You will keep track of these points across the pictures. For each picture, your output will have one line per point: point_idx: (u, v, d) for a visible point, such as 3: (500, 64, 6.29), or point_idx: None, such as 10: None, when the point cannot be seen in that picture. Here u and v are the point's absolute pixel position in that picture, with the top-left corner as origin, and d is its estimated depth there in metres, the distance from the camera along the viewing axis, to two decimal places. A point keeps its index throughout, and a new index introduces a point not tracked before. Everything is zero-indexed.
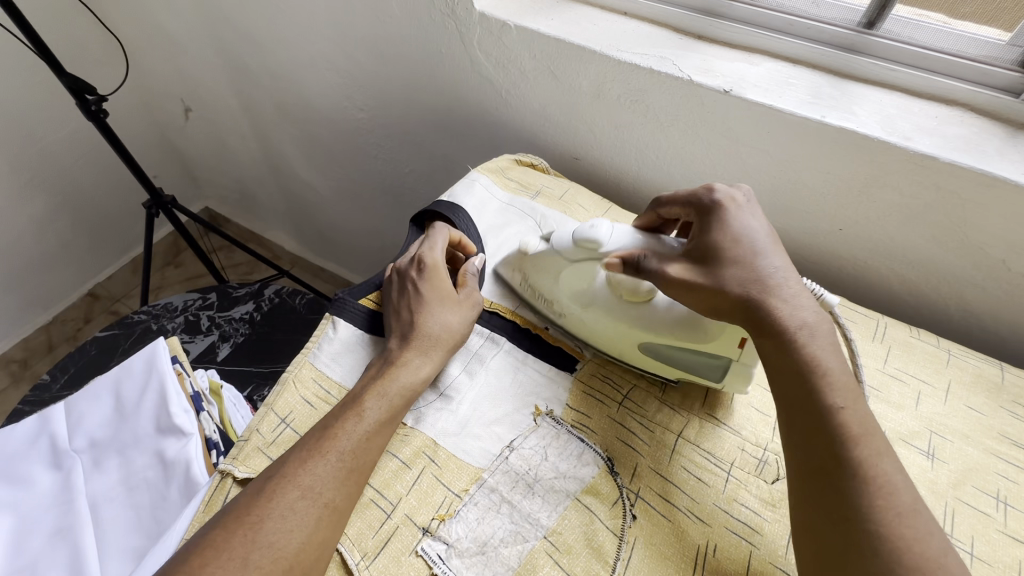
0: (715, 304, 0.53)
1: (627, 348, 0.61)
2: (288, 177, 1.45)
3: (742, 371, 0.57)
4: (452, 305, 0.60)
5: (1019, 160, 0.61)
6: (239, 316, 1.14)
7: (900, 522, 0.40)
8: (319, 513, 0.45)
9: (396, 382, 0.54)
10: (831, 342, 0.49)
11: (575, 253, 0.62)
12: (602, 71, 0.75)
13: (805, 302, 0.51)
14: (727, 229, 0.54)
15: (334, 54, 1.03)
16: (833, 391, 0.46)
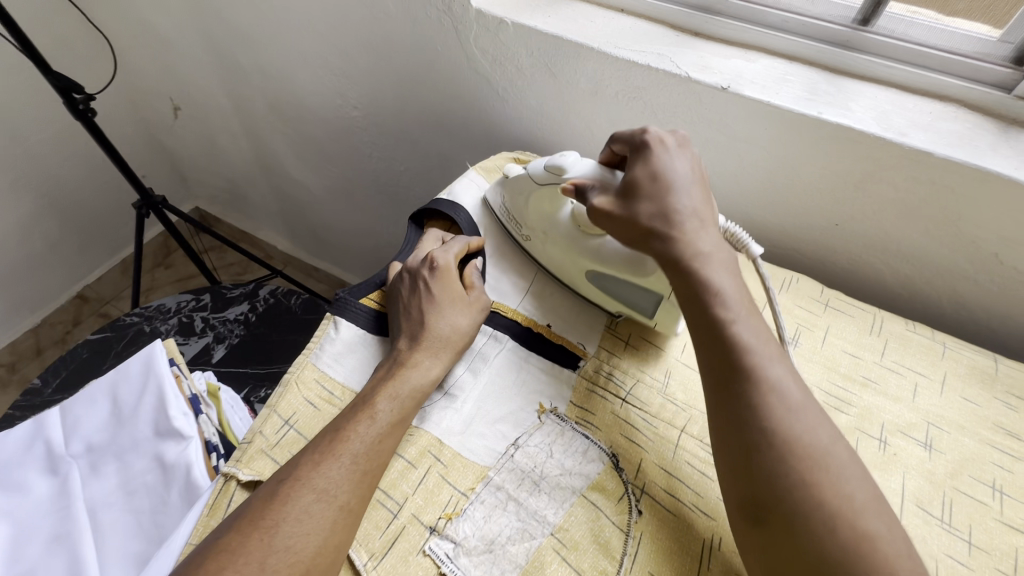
0: (631, 239, 0.55)
1: (575, 273, 0.68)
2: (280, 176, 1.44)
3: (673, 310, 0.62)
4: (461, 307, 0.60)
5: (1011, 155, 0.62)
6: (233, 317, 1.13)
7: (788, 420, 0.44)
8: (334, 515, 0.45)
9: (406, 382, 0.54)
10: (733, 272, 0.52)
11: (543, 179, 0.65)
12: (600, 68, 0.75)
13: (706, 235, 0.53)
14: (651, 167, 0.55)
15: (327, 52, 1.02)
16: (724, 305, 0.50)
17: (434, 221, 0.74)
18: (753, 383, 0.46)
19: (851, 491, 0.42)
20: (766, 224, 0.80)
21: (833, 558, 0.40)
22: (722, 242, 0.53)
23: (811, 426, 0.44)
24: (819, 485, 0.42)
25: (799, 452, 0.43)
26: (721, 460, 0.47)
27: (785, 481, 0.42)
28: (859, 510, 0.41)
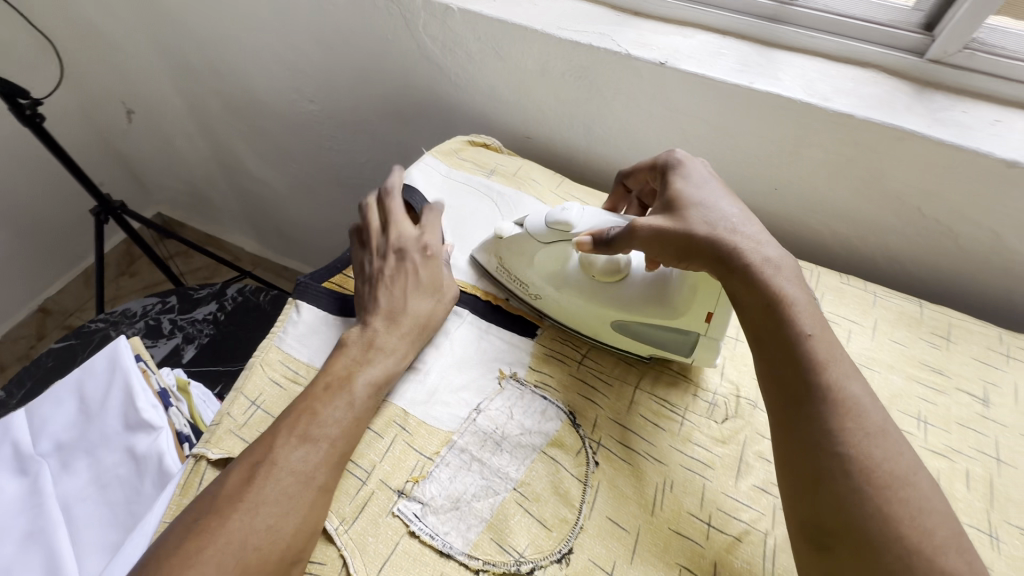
0: (686, 248, 0.53)
1: (597, 325, 0.64)
2: (242, 175, 1.43)
3: (712, 344, 0.59)
4: (428, 279, 0.63)
5: (924, 114, 0.67)
6: (202, 317, 1.13)
7: (868, 445, 0.42)
8: (310, 495, 0.48)
9: (378, 364, 0.56)
10: (796, 279, 0.51)
11: (548, 236, 0.63)
12: (545, 50, 0.78)
13: (768, 241, 0.53)
14: (690, 181, 0.57)
15: (279, 47, 1.02)
16: (798, 319, 0.48)
17: None
18: (827, 403, 0.44)
19: (930, 524, 0.40)
20: None
21: None
22: (784, 251, 0.52)
23: (889, 454, 0.42)
24: (896, 512, 0.40)
25: (879, 478, 0.41)
26: (784, 479, 0.46)
27: (859, 507, 0.40)
28: (938, 544, 0.39)
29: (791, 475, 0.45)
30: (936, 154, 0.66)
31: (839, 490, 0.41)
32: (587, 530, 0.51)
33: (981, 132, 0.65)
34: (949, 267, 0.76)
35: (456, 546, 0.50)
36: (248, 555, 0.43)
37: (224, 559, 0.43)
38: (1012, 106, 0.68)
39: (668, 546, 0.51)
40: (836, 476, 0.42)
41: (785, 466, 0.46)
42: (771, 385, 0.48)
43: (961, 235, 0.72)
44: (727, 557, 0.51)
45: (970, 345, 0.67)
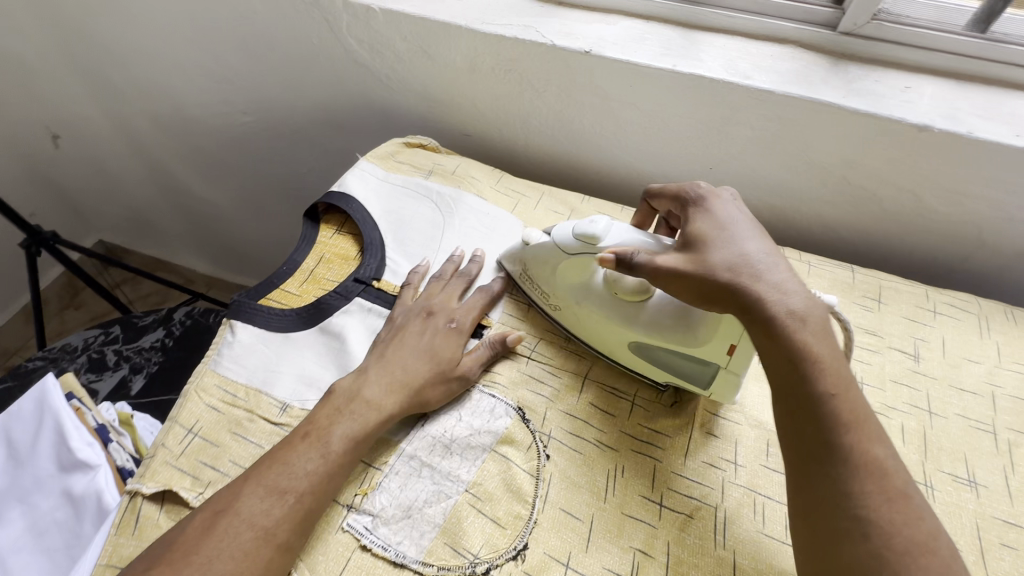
0: (703, 288, 0.51)
1: (617, 345, 0.61)
2: (182, 194, 1.37)
3: (731, 379, 0.56)
4: (440, 356, 0.58)
5: (841, 86, 0.69)
6: (149, 345, 1.09)
7: (891, 511, 0.40)
8: (267, 553, 0.45)
9: (361, 420, 0.52)
10: (823, 331, 0.47)
11: (575, 249, 0.60)
12: (472, 45, 0.77)
13: (794, 288, 0.49)
14: (713, 218, 0.55)
15: (204, 59, 0.99)
16: (821, 376, 0.45)
17: (329, 216, 0.75)
18: (846, 461, 0.42)
19: None
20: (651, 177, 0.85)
21: None
22: (811, 298, 0.49)
23: (910, 520, 0.40)
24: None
25: (899, 547, 0.39)
26: (798, 530, 0.44)
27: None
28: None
29: (812, 533, 0.42)
30: (854, 124, 0.68)
31: (854, 555, 0.39)
32: (541, 523, 0.51)
33: (894, 100, 0.68)
34: (877, 232, 0.79)
35: (409, 555, 0.49)
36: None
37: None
38: (921, 72, 0.71)
39: (622, 531, 0.51)
40: (857, 539, 0.40)
41: (803, 519, 0.43)
42: (789, 441, 0.46)
43: (886, 200, 0.75)
44: (680, 535, 0.52)
45: (900, 305, 0.70)
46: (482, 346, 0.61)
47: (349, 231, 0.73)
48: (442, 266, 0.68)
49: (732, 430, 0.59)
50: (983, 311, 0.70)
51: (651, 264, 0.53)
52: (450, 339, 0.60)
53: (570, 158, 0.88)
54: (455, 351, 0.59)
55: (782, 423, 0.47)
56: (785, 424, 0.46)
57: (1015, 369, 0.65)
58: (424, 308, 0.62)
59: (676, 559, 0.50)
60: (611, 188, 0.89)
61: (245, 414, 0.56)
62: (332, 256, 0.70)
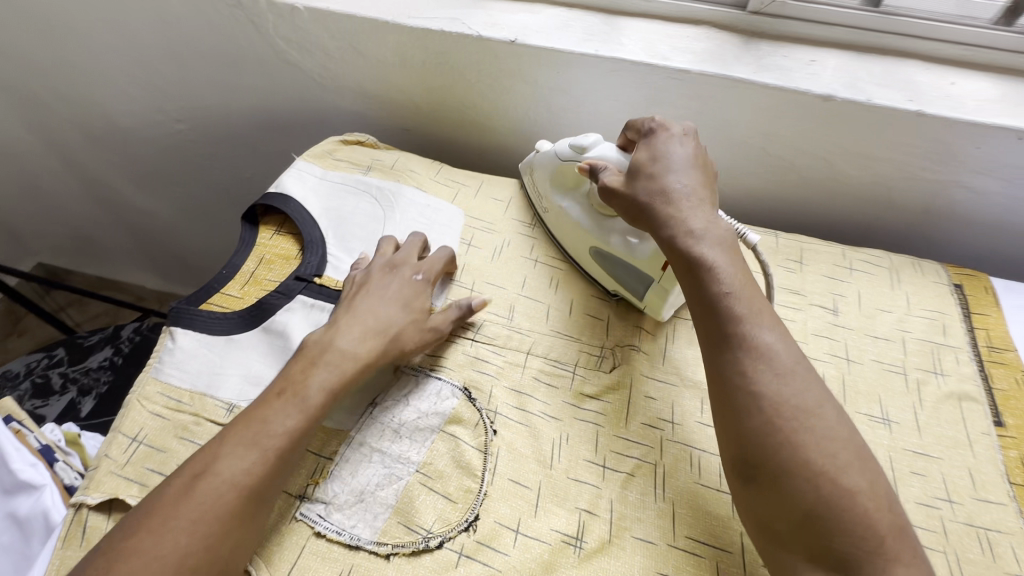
0: (634, 212, 0.58)
1: (582, 249, 0.71)
2: (122, 209, 1.33)
3: (661, 295, 0.64)
4: (409, 307, 0.62)
5: (752, 63, 0.73)
6: (97, 365, 1.06)
7: (783, 387, 0.46)
8: (249, 506, 0.47)
9: (339, 372, 0.55)
10: (728, 248, 0.53)
11: (567, 157, 0.70)
12: (401, 40, 0.78)
13: (700, 210, 0.55)
14: (653, 150, 0.60)
15: (131, 68, 0.96)
16: (718, 280, 0.51)
17: (267, 217, 0.75)
18: (750, 351, 0.48)
19: (830, 450, 0.44)
20: None
21: (808, 504, 0.42)
22: (717, 218, 0.55)
23: (803, 391, 0.46)
24: (799, 440, 0.44)
25: (790, 411, 0.45)
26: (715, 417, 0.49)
27: (774, 438, 0.44)
28: (840, 466, 0.43)
29: (722, 413, 0.48)
30: (767, 98, 0.73)
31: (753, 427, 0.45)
32: (491, 495, 0.54)
33: (800, 73, 0.72)
34: (799, 198, 0.84)
35: (364, 537, 0.51)
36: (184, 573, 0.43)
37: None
38: (826, 46, 0.76)
39: (568, 494, 0.54)
40: (755, 412, 0.46)
41: (713, 402, 0.49)
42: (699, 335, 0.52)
43: (803, 168, 0.80)
44: (623, 492, 0.55)
45: (821, 264, 0.75)
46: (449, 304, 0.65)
47: (289, 231, 0.73)
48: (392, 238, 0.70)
49: (669, 392, 0.62)
50: (893, 265, 0.76)
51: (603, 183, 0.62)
52: (418, 293, 0.64)
53: (509, 147, 0.90)
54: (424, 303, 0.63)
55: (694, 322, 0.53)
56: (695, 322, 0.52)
57: (922, 315, 0.71)
58: (388, 266, 0.65)
59: (619, 515, 0.53)
60: None
61: (191, 418, 0.56)
62: (272, 257, 0.70)
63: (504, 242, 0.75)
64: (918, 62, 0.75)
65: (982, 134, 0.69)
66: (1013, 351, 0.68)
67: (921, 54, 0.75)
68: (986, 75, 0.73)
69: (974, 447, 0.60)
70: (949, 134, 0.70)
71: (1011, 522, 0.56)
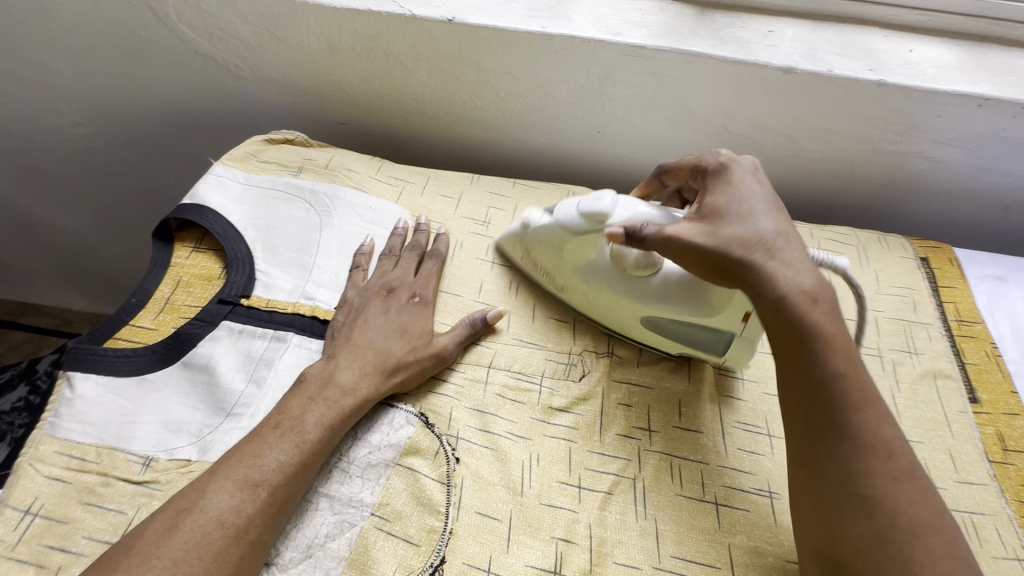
0: (715, 267, 0.49)
1: (627, 322, 0.60)
2: (28, 228, 1.19)
3: (747, 344, 0.57)
4: (409, 327, 0.57)
5: (708, 36, 0.69)
6: (9, 407, 0.94)
7: (894, 488, 0.41)
8: (238, 550, 0.42)
9: (337, 404, 0.50)
10: (834, 314, 0.46)
11: (580, 229, 0.59)
12: (324, 22, 0.70)
13: (802, 269, 0.47)
14: (732, 192, 0.51)
15: (12, 65, 0.83)
16: (828, 359, 0.44)
17: (183, 233, 0.65)
18: (858, 442, 0.43)
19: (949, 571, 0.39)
20: (542, 148, 0.82)
21: None
22: (822, 278, 0.47)
23: (914, 497, 0.42)
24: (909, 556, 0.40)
25: (901, 525, 0.40)
26: (806, 503, 0.44)
27: (884, 549, 0.40)
28: None
29: (818, 506, 0.43)
30: (726, 73, 0.68)
31: (859, 528, 0.41)
32: (457, 532, 0.48)
33: (759, 45, 0.68)
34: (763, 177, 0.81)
35: None
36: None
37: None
38: (784, 15, 0.72)
39: (542, 523, 0.49)
40: (859, 514, 0.41)
41: (809, 488, 0.44)
42: (798, 414, 0.45)
43: (766, 146, 0.77)
44: (602, 514, 0.50)
45: None
46: (456, 323, 0.60)
47: (211, 247, 0.64)
48: (390, 241, 0.65)
49: (644, 397, 0.58)
50: (860, 242, 0.74)
51: (664, 236, 0.51)
52: (415, 309, 0.59)
53: (456, 137, 0.83)
54: (425, 315, 0.59)
55: (787, 395, 0.46)
56: (789, 397, 0.46)
57: (892, 292, 0.69)
58: (383, 285, 0.60)
59: (599, 540, 0.49)
60: (505, 164, 0.86)
61: (98, 479, 0.48)
62: (191, 279, 0.62)
63: (457, 243, 0.69)
64: (875, 29, 0.72)
65: (942, 102, 0.67)
66: (981, 323, 0.67)
67: (878, 21, 0.72)
68: (942, 40, 0.71)
69: (953, 426, 0.59)
70: (911, 103, 0.68)
71: (994, 502, 0.54)
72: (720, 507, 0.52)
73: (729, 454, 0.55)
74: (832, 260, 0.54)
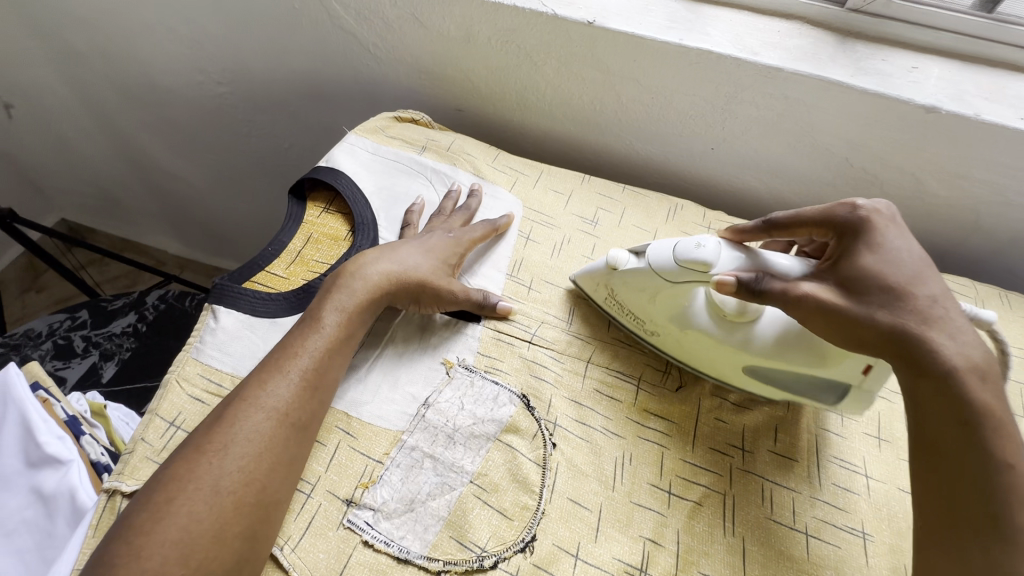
0: (861, 337, 0.45)
1: (727, 369, 0.57)
2: (150, 172, 1.29)
3: (863, 398, 0.51)
4: (440, 256, 0.61)
5: (849, 64, 0.67)
6: (120, 330, 1.03)
7: None
8: (284, 431, 0.47)
9: (353, 296, 0.55)
10: (998, 387, 0.43)
11: (680, 274, 0.54)
12: (468, 14, 0.73)
13: (965, 335, 0.44)
14: (881, 254, 0.47)
15: (174, 23, 0.91)
16: (999, 443, 0.41)
17: (316, 193, 0.70)
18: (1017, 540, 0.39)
19: None
20: (651, 157, 0.83)
21: None
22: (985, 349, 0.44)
23: None
24: None
25: None
26: None
27: None
28: None
29: None
30: (864, 104, 0.67)
31: None
32: (549, 514, 0.50)
33: (901, 80, 0.67)
34: None
35: (414, 550, 0.47)
36: (225, 498, 0.43)
37: (197, 503, 0.42)
38: (929, 52, 0.70)
39: (631, 520, 0.50)
40: None
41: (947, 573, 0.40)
42: (947, 493, 0.42)
43: (886, 183, 0.75)
44: (690, 522, 0.51)
45: None
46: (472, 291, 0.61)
47: (339, 210, 0.69)
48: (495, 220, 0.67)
49: (739, 416, 0.58)
50: (979, 295, 0.71)
51: (794, 295, 0.47)
52: (447, 241, 0.63)
53: (567, 134, 0.85)
54: (456, 251, 0.63)
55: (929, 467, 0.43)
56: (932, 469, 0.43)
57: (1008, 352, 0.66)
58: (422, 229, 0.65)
59: (686, 548, 0.49)
60: (609, 167, 0.87)
61: None
62: (320, 237, 0.66)
63: (564, 238, 0.70)
64: None
65: None
66: None
67: None
68: None
69: None
70: None
71: None
72: (810, 538, 0.51)
73: (824, 488, 0.54)
74: (976, 312, 0.50)
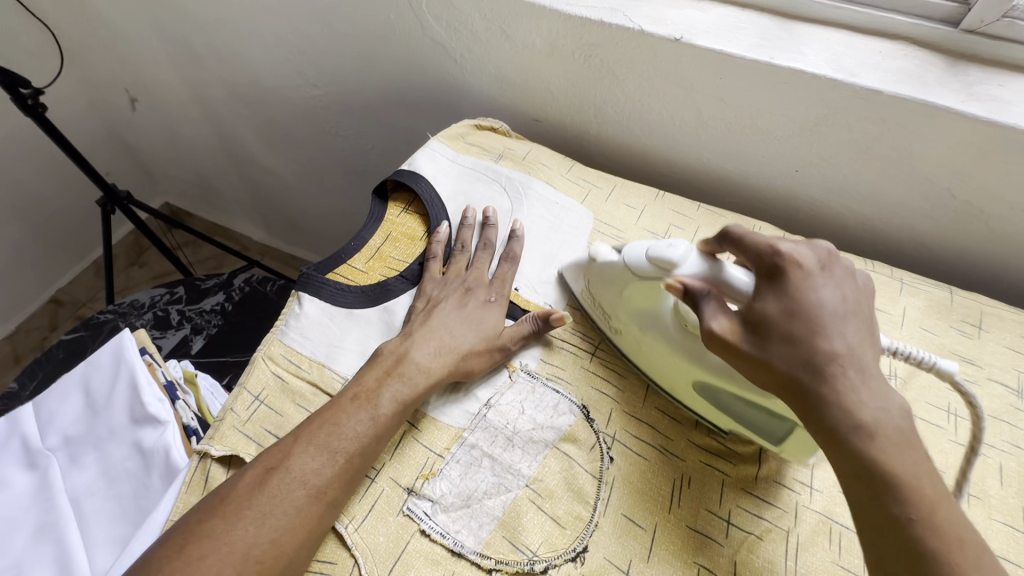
0: (764, 380, 0.44)
1: (679, 383, 0.56)
2: (247, 165, 1.40)
3: (808, 441, 0.49)
4: (485, 326, 0.60)
5: (959, 89, 0.63)
6: (210, 307, 1.12)
7: None
8: (319, 508, 0.46)
9: (411, 382, 0.54)
10: (908, 443, 0.39)
11: (647, 272, 0.55)
12: (554, 27, 0.75)
13: (869, 393, 0.40)
14: (790, 302, 0.44)
15: (282, 31, 0.99)
16: (899, 497, 0.37)
17: (397, 193, 0.74)
18: None
19: None
20: (728, 175, 0.81)
21: None
22: (892, 405, 0.40)
23: None
24: None
25: None
26: None
27: None
28: None
29: None
30: (973, 133, 0.62)
31: None
32: (601, 527, 0.50)
33: (1021, 107, 0.61)
34: (974, 252, 0.73)
35: (467, 545, 0.48)
36: (250, 569, 0.42)
37: (223, 568, 0.42)
38: None
39: (685, 545, 0.49)
40: None
41: None
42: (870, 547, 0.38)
43: (992, 217, 0.69)
44: (749, 555, 0.49)
45: (1004, 333, 0.64)
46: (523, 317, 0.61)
47: (417, 211, 0.73)
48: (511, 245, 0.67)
49: None
50: None
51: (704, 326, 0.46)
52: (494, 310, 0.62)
53: (643, 151, 0.84)
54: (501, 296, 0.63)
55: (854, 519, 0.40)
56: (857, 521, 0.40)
57: None
58: (461, 285, 0.63)
59: None
60: (683, 183, 0.86)
61: (309, 386, 0.57)
62: (399, 235, 0.70)
63: None
64: None
65: None
66: None
67: None
68: None
69: None
70: None
71: None
72: None
73: None
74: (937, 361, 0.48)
